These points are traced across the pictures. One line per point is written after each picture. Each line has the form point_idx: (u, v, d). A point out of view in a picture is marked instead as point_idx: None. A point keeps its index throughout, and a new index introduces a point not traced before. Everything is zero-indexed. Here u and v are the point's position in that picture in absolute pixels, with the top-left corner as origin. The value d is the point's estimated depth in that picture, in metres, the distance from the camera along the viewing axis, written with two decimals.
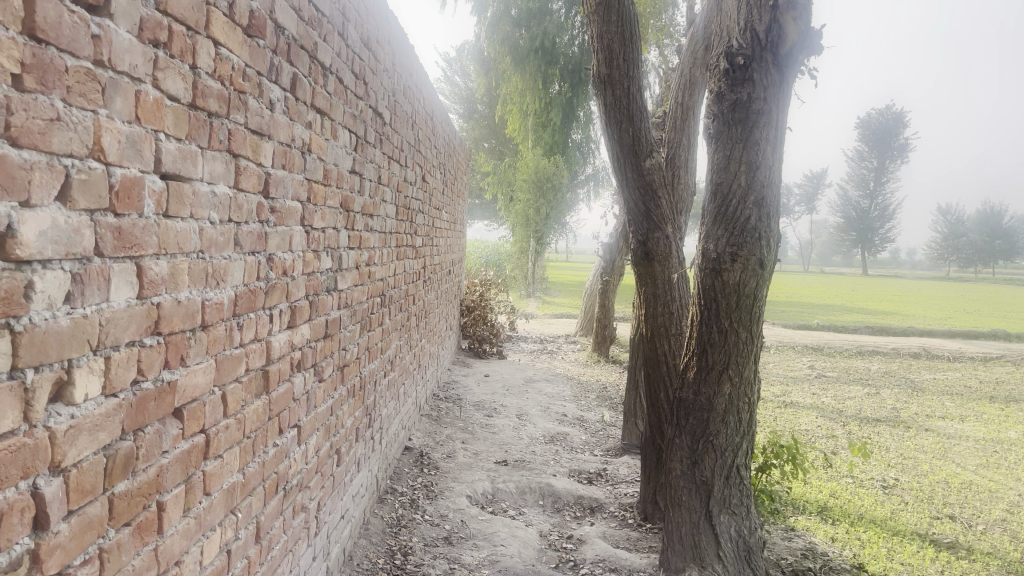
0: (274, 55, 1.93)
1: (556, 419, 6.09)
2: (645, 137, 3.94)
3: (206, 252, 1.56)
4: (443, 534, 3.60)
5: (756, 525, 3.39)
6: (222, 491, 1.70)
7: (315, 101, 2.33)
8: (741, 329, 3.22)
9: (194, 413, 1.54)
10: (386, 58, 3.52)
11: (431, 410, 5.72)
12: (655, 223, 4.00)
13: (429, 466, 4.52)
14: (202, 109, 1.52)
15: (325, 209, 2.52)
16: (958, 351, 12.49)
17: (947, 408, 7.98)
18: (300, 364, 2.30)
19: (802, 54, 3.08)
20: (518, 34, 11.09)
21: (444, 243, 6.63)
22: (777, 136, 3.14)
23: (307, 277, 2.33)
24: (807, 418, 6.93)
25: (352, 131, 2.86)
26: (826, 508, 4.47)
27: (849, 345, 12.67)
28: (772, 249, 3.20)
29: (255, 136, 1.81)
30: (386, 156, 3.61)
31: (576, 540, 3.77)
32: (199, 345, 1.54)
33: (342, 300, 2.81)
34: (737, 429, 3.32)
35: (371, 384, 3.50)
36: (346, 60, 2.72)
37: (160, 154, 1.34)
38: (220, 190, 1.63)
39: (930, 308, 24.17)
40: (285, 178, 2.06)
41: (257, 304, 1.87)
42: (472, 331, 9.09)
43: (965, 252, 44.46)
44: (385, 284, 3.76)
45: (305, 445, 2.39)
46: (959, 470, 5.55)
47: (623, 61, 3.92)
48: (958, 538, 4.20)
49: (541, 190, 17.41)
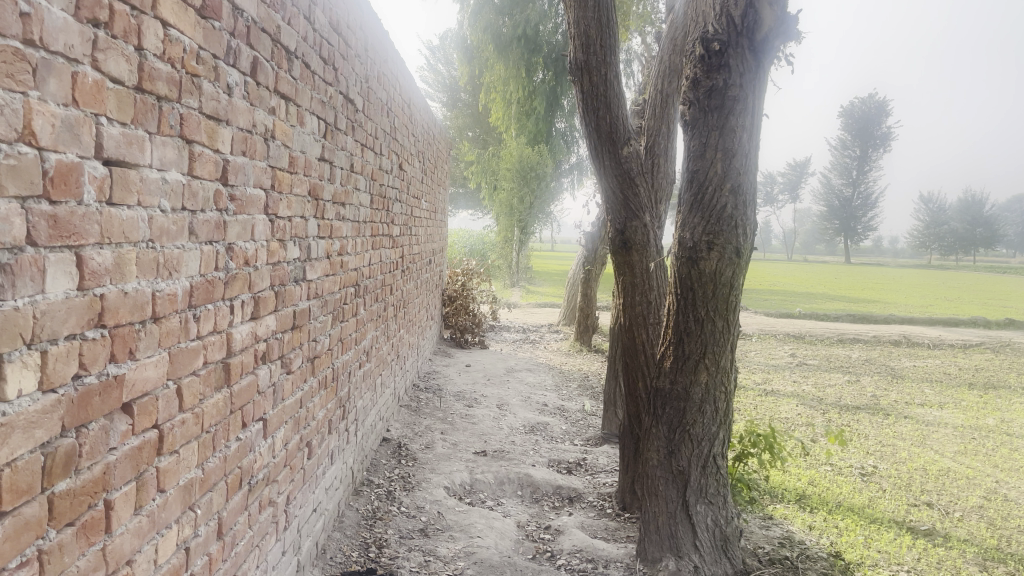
0: (232, 38, 1.87)
1: (537, 409, 6.07)
2: (622, 124, 3.90)
3: (157, 242, 1.50)
4: (419, 526, 3.56)
5: (733, 514, 3.37)
6: (178, 487, 1.65)
7: (279, 86, 2.27)
8: (718, 318, 3.20)
9: (145, 408, 1.49)
10: (358, 43, 3.45)
11: (411, 401, 5.68)
12: (633, 211, 3.97)
13: (407, 457, 4.48)
14: (150, 93, 1.46)
15: (291, 197, 2.46)
16: (938, 338, 12.56)
17: (926, 395, 8.02)
18: (265, 356, 2.24)
19: (779, 40, 3.04)
20: (501, 22, 10.99)
21: (424, 232, 6.57)
22: (753, 123, 3.11)
23: (272, 266, 2.27)
24: (787, 406, 6.95)
25: (321, 117, 2.80)
26: (805, 496, 4.47)
27: (831, 333, 12.72)
28: (749, 237, 3.17)
29: (211, 122, 1.76)
30: (359, 144, 3.55)
31: (554, 531, 3.74)
32: (150, 337, 1.49)
33: (311, 290, 2.76)
34: (714, 418, 3.30)
35: (345, 376, 3.45)
36: (313, 45, 2.66)
37: (101, 139, 1.29)
38: (172, 177, 1.57)
39: (912, 296, 24.34)
40: (246, 165, 2.00)
41: (215, 295, 1.82)
42: (454, 321, 9.06)
43: (947, 240, 44.80)
44: (359, 273, 3.71)
45: (272, 438, 2.34)
46: (938, 457, 5.57)
47: (600, 47, 3.87)
48: (935, 525, 4.21)
49: (525, 179, 17.36)
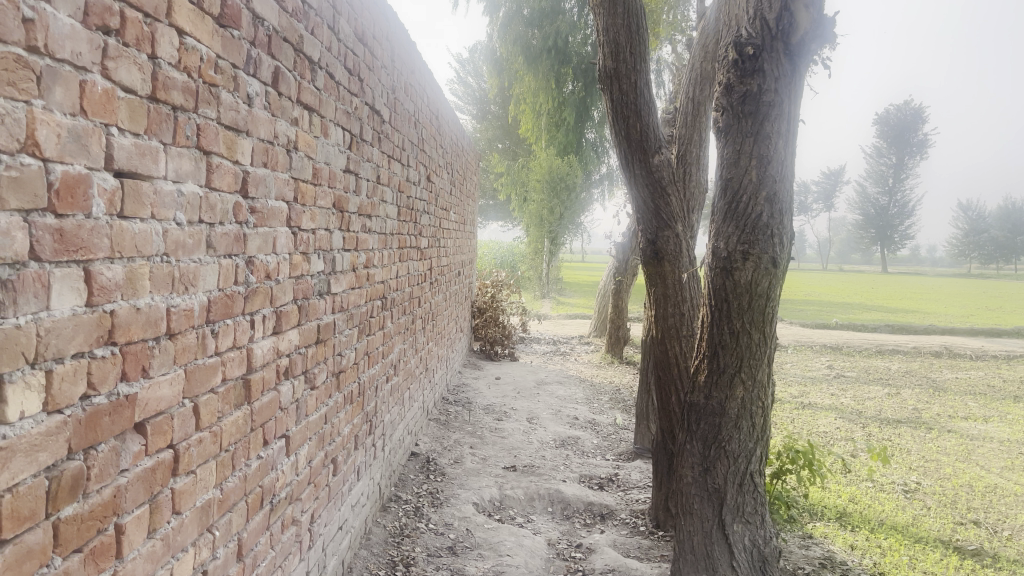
0: (252, 47, 1.83)
1: (567, 423, 5.97)
2: (653, 132, 3.82)
3: (172, 256, 1.46)
4: (447, 544, 3.49)
5: (771, 534, 3.25)
6: (195, 509, 1.60)
7: (302, 96, 2.23)
8: (754, 331, 3.09)
9: (159, 427, 1.44)
10: (384, 54, 3.42)
11: (440, 415, 5.62)
12: (664, 221, 3.88)
13: (436, 473, 4.41)
14: (164, 103, 1.42)
15: (315, 209, 2.41)
16: (981, 349, 12.22)
17: (970, 408, 7.78)
18: (288, 371, 2.20)
19: (815, 43, 2.93)
20: (530, 34, 10.95)
21: (452, 243, 6.53)
22: (789, 129, 3.00)
23: (295, 280, 2.23)
24: (825, 420, 6.77)
25: (346, 128, 2.76)
26: (845, 514, 4.32)
27: (869, 344, 12.44)
28: (786, 247, 3.06)
29: (230, 132, 1.71)
30: (386, 155, 3.51)
31: (585, 549, 3.65)
32: (165, 354, 1.44)
33: (336, 304, 2.71)
34: (750, 434, 3.18)
35: (372, 390, 3.40)
36: (338, 55, 2.62)
37: (112, 150, 1.24)
38: (188, 189, 1.53)
39: (952, 306, 23.78)
40: (267, 177, 1.96)
41: (234, 310, 1.77)
42: (484, 333, 9.00)
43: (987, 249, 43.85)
44: (386, 286, 3.66)
45: (295, 456, 2.29)
46: (984, 473, 5.37)
47: (630, 53, 3.79)
48: (983, 544, 4.04)
49: (555, 191, 17.30)
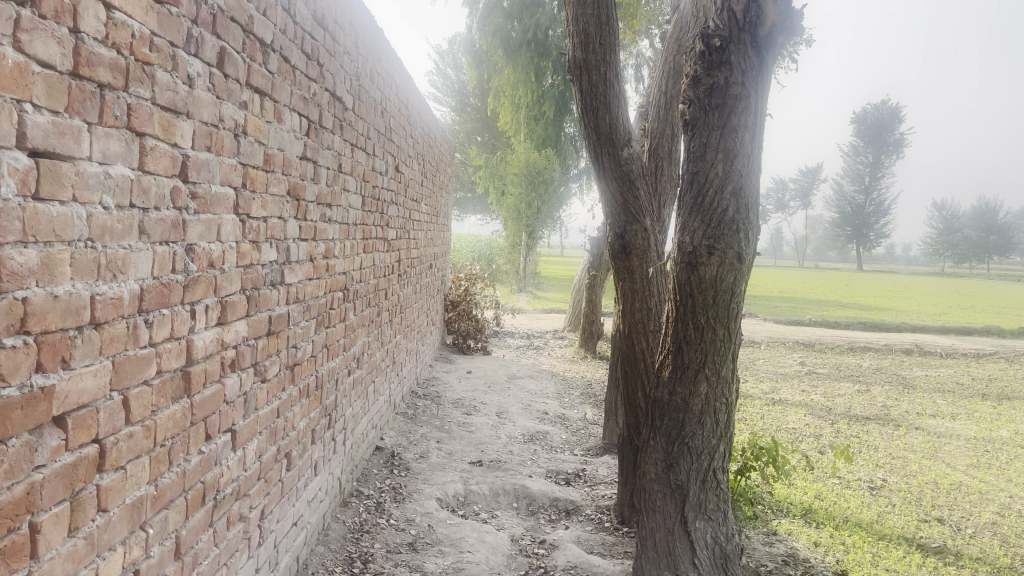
0: (193, 25, 1.75)
1: (537, 417, 5.93)
2: (622, 125, 3.77)
3: (97, 241, 1.39)
4: (408, 540, 3.43)
5: (733, 531, 3.23)
6: (124, 506, 1.53)
7: (251, 79, 2.15)
8: (719, 326, 3.06)
9: (83, 421, 1.37)
10: (348, 39, 3.34)
11: (408, 408, 5.55)
12: (633, 215, 3.84)
13: (400, 467, 4.35)
14: (89, 80, 1.34)
15: (267, 197, 2.34)
16: (951, 347, 12.34)
17: (938, 405, 7.85)
18: (234, 364, 2.12)
19: (783, 37, 2.91)
20: (509, 26, 10.86)
21: (424, 235, 6.46)
22: (755, 123, 2.97)
23: (243, 269, 2.16)
24: (794, 417, 6.79)
25: (303, 114, 2.69)
26: (811, 510, 4.32)
27: (841, 341, 12.51)
28: (751, 243, 3.03)
29: (167, 114, 1.64)
30: (348, 144, 3.44)
31: (548, 545, 3.61)
32: (89, 344, 1.38)
33: (290, 295, 2.64)
34: (714, 431, 3.16)
35: (331, 383, 3.33)
36: (294, 38, 2.55)
37: (25, 128, 1.17)
38: (117, 171, 1.46)
39: (923, 304, 24.08)
40: (210, 161, 1.89)
41: (171, 300, 1.70)
42: (457, 326, 8.94)
43: (960, 248, 44.38)
44: (349, 278, 3.59)
45: (242, 451, 2.22)
46: (950, 471, 5.40)
47: (599, 45, 3.74)
48: (946, 542, 4.05)
49: (532, 185, 17.27)
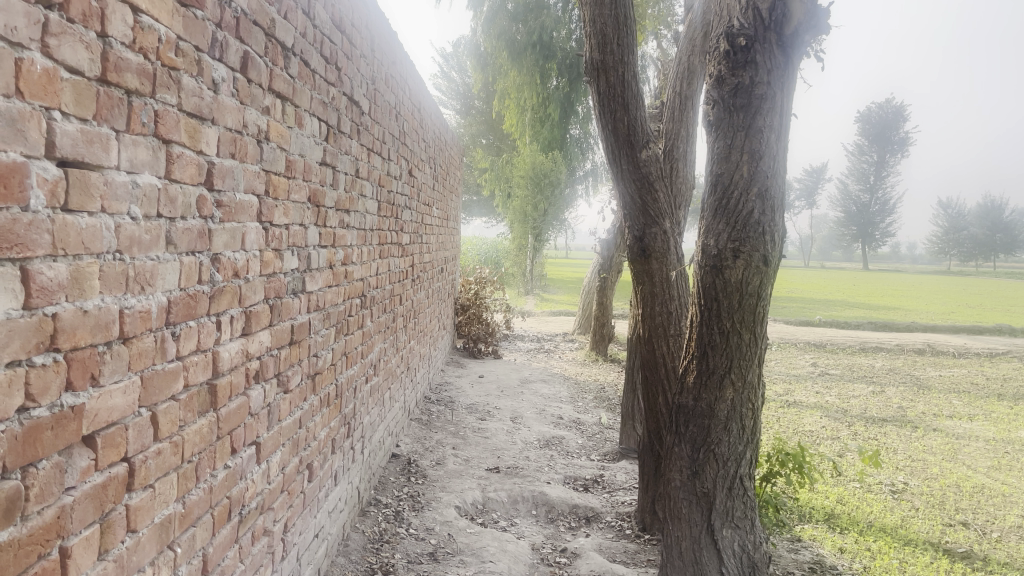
0: (217, 29, 1.70)
1: (552, 422, 5.88)
2: (640, 127, 3.72)
3: (126, 253, 1.34)
4: (428, 549, 3.38)
5: (761, 539, 3.17)
6: (153, 526, 1.48)
7: (273, 84, 2.11)
8: (744, 330, 3.00)
9: (112, 440, 1.32)
10: (364, 42, 3.30)
11: (422, 414, 5.51)
12: (652, 217, 3.78)
13: (417, 474, 4.30)
14: (117, 86, 1.30)
15: (289, 203, 2.29)
16: (963, 347, 12.24)
17: (955, 406, 7.76)
18: (258, 375, 2.07)
19: (809, 35, 2.85)
20: (514, 29, 10.83)
21: (435, 239, 6.41)
22: (781, 123, 2.92)
23: (266, 278, 2.11)
24: (811, 419, 6.72)
25: (322, 119, 2.64)
26: (833, 515, 4.26)
27: (853, 341, 12.42)
28: (778, 245, 2.97)
29: (192, 120, 1.59)
30: (365, 148, 3.39)
31: (570, 554, 3.55)
32: (118, 360, 1.33)
33: (311, 303, 2.59)
34: (740, 437, 3.10)
35: (350, 391, 3.29)
36: (314, 42, 2.50)
37: (54, 136, 1.12)
38: (145, 180, 1.41)
39: (932, 303, 23.93)
40: (234, 168, 1.84)
41: (198, 311, 1.66)
42: (467, 330, 8.89)
43: (967, 247, 44.18)
44: (366, 284, 3.55)
45: (266, 463, 2.17)
46: (971, 473, 5.33)
47: (617, 45, 3.69)
48: (972, 547, 3.98)
49: (539, 187, 17.23)
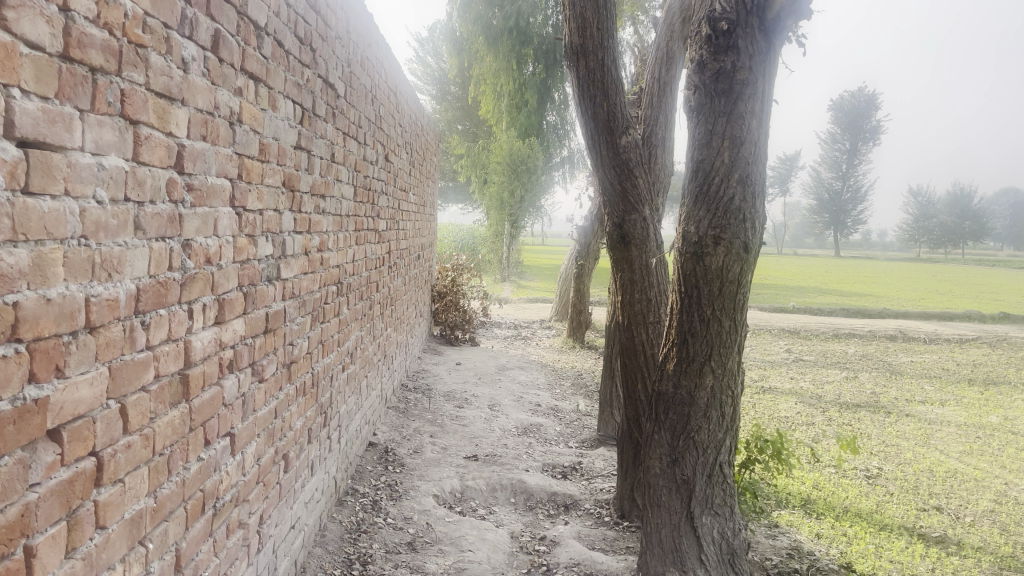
0: (187, 6, 1.64)
1: (529, 409, 5.86)
2: (620, 112, 3.68)
3: (92, 239, 1.29)
4: (406, 539, 3.35)
5: (740, 526, 3.18)
6: (123, 522, 1.43)
7: (245, 64, 2.04)
8: (725, 318, 2.99)
9: (79, 433, 1.27)
10: (339, 24, 3.22)
11: (399, 402, 5.46)
12: (632, 204, 3.75)
13: (394, 463, 4.26)
14: (80, 63, 1.23)
15: (262, 188, 2.23)
16: (934, 333, 12.40)
17: (927, 392, 7.86)
18: (232, 365, 2.02)
19: (791, 20, 2.82)
20: (491, 14, 10.72)
21: (412, 226, 6.34)
22: (762, 109, 2.90)
23: (240, 265, 2.05)
24: (786, 405, 6.77)
25: (297, 101, 2.57)
26: (810, 501, 4.29)
27: (826, 328, 12.53)
28: (758, 232, 2.95)
29: (162, 101, 1.53)
30: (340, 132, 3.32)
31: (549, 542, 3.54)
32: (84, 350, 1.27)
33: (286, 290, 2.53)
34: (720, 424, 3.10)
35: (326, 380, 3.23)
36: (287, 21, 2.43)
37: (14, 115, 1.06)
38: (111, 163, 1.35)
39: (903, 290, 24.24)
40: (205, 151, 1.77)
41: (168, 299, 1.60)
42: (444, 317, 8.84)
43: (937, 234, 44.80)
44: (342, 271, 3.48)
45: (241, 455, 2.12)
46: (944, 458, 5.39)
47: (597, 30, 3.65)
48: (946, 531, 4.02)
49: (515, 173, 17.17)
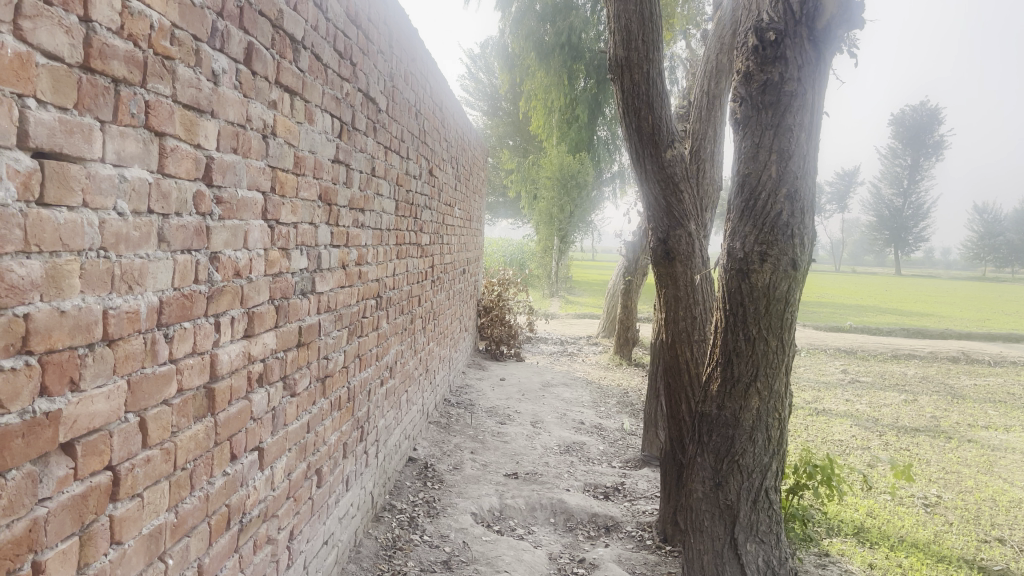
0: (218, 18, 1.63)
1: (573, 427, 5.77)
2: (665, 125, 3.62)
3: (112, 251, 1.28)
4: (442, 558, 3.30)
5: (787, 554, 3.05)
6: (141, 537, 1.41)
7: (280, 78, 2.03)
8: (772, 337, 2.88)
9: (94, 447, 1.25)
10: (381, 38, 3.22)
11: (441, 417, 5.43)
12: (676, 219, 3.67)
13: (433, 479, 4.23)
14: (102, 74, 1.23)
15: (297, 202, 2.22)
16: (999, 355, 11.92)
17: (991, 417, 7.54)
18: (262, 378, 2.01)
19: (843, 29, 2.72)
20: (543, 30, 10.71)
21: (457, 240, 6.32)
22: (812, 121, 2.80)
23: (271, 279, 2.04)
24: (840, 428, 6.56)
25: (335, 115, 2.57)
26: (863, 529, 4.11)
27: (884, 348, 12.15)
28: (807, 248, 2.84)
29: (190, 112, 1.53)
30: (381, 146, 3.31)
31: (588, 565, 3.45)
32: (101, 363, 1.26)
33: (322, 304, 2.52)
34: (766, 448, 2.98)
35: (364, 395, 3.21)
36: (326, 35, 2.43)
37: (27, 125, 1.05)
38: (133, 174, 1.34)
39: (966, 309, 23.36)
40: (236, 164, 1.77)
41: (194, 312, 1.59)
42: (490, 332, 8.83)
43: (1003, 252, 43.26)
44: (382, 284, 3.47)
45: (270, 469, 2.10)
46: (1008, 487, 5.14)
47: (642, 42, 3.58)
48: (1009, 565, 3.81)
49: (565, 189, 17.12)
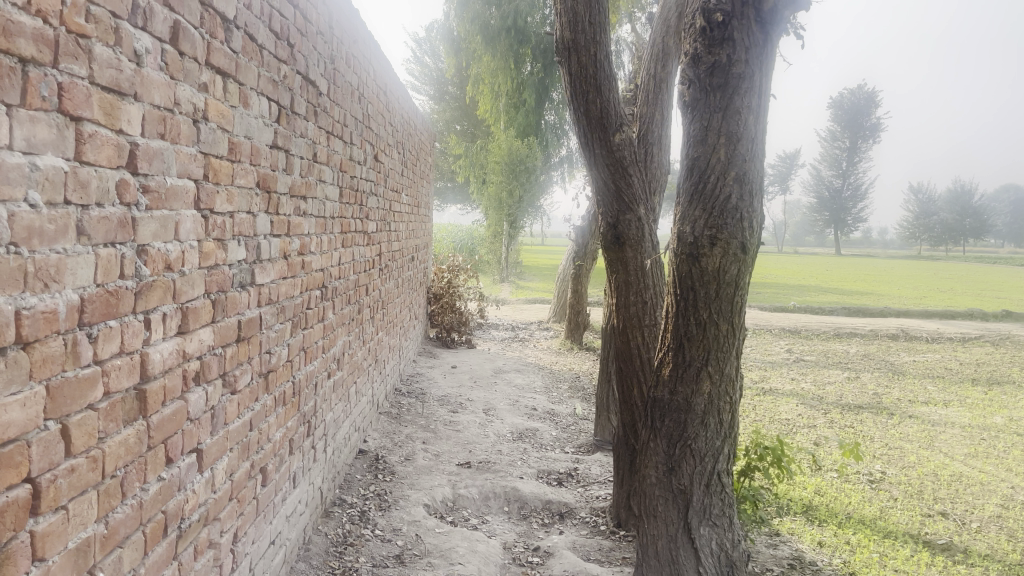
0: None
1: (525, 414, 5.75)
2: (614, 108, 3.58)
3: (25, 247, 1.18)
4: (394, 552, 3.23)
5: (739, 537, 3.08)
6: (66, 553, 1.32)
7: (211, 59, 1.92)
8: (722, 321, 2.87)
9: (10, 459, 1.15)
10: (321, 19, 3.11)
11: (392, 407, 5.35)
12: (626, 203, 3.64)
13: (384, 471, 4.15)
14: (7, 53, 1.12)
15: (232, 190, 2.11)
16: (936, 332, 12.27)
17: (930, 392, 7.75)
18: (199, 376, 1.91)
19: (790, 10, 2.71)
20: (488, 13, 10.58)
21: (405, 227, 6.20)
22: (760, 104, 2.79)
23: (206, 272, 1.94)
24: (787, 407, 6.66)
25: (272, 99, 2.46)
26: (812, 507, 4.17)
27: (827, 327, 12.41)
28: (755, 232, 2.83)
29: (110, 95, 1.42)
30: (323, 131, 3.20)
31: (543, 552, 3.43)
32: (14, 369, 1.16)
33: (262, 296, 2.42)
34: (718, 432, 2.98)
35: (310, 388, 3.12)
36: (260, 14, 2.32)
37: None
38: (46, 162, 1.23)
39: (904, 288, 24.01)
40: (164, 150, 1.66)
41: (120, 309, 1.49)
42: (440, 319, 8.74)
43: (937, 231, 44.64)
44: (326, 274, 3.37)
45: (210, 471, 2.01)
46: (949, 461, 5.28)
47: (589, 24, 3.54)
48: (952, 538, 3.91)
49: (514, 173, 17.03)
